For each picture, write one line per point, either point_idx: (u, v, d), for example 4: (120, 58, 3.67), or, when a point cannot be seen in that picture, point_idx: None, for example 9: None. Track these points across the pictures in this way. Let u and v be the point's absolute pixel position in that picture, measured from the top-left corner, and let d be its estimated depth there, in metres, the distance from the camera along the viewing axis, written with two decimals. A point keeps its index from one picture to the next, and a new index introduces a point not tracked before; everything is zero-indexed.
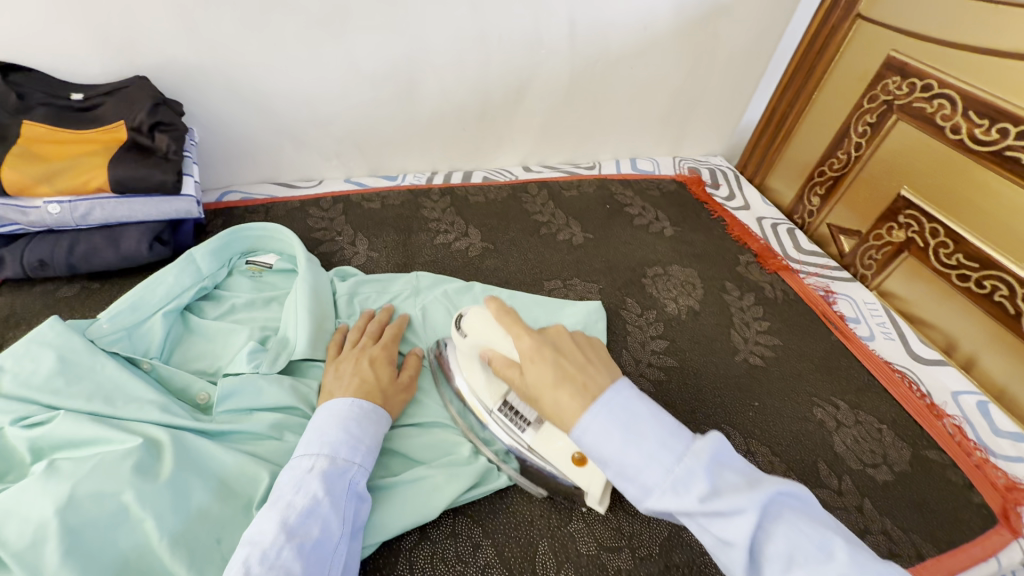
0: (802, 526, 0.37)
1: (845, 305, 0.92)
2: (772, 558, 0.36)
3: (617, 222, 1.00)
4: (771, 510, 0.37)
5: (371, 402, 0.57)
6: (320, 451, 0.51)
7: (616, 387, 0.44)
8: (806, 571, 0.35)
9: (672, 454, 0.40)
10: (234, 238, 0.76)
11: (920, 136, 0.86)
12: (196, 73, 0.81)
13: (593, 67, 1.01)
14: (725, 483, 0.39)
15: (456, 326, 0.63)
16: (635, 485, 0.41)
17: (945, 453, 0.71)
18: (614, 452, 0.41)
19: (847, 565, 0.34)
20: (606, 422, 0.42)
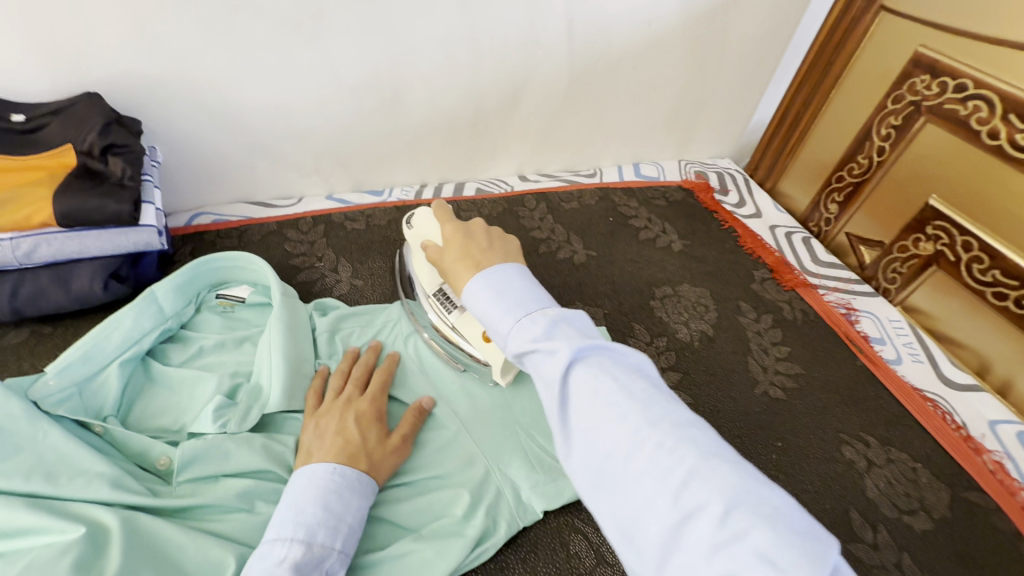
0: (613, 374, 0.41)
1: (869, 324, 0.85)
2: (581, 397, 0.41)
3: (621, 236, 0.93)
4: (588, 357, 0.43)
5: (355, 468, 0.51)
6: (294, 535, 0.45)
7: (504, 265, 0.51)
8: (604, 402, 0.40)
9: (524, 310, 0.46)
10: (201, 271, 0.69)
11: (951, 140, 0.79)
12: (155, 86, 0.73)
13: (593, 68, 0.93)
14: (561, 336, 0.44)
15: (407, 223, 0.72)
16: (496, 335, 0.48)
17: (988, 495, 0.65)
18: (482, 309, 0.49)
19: (640, 402, 0.40)
20: (485, 286, 0.50)
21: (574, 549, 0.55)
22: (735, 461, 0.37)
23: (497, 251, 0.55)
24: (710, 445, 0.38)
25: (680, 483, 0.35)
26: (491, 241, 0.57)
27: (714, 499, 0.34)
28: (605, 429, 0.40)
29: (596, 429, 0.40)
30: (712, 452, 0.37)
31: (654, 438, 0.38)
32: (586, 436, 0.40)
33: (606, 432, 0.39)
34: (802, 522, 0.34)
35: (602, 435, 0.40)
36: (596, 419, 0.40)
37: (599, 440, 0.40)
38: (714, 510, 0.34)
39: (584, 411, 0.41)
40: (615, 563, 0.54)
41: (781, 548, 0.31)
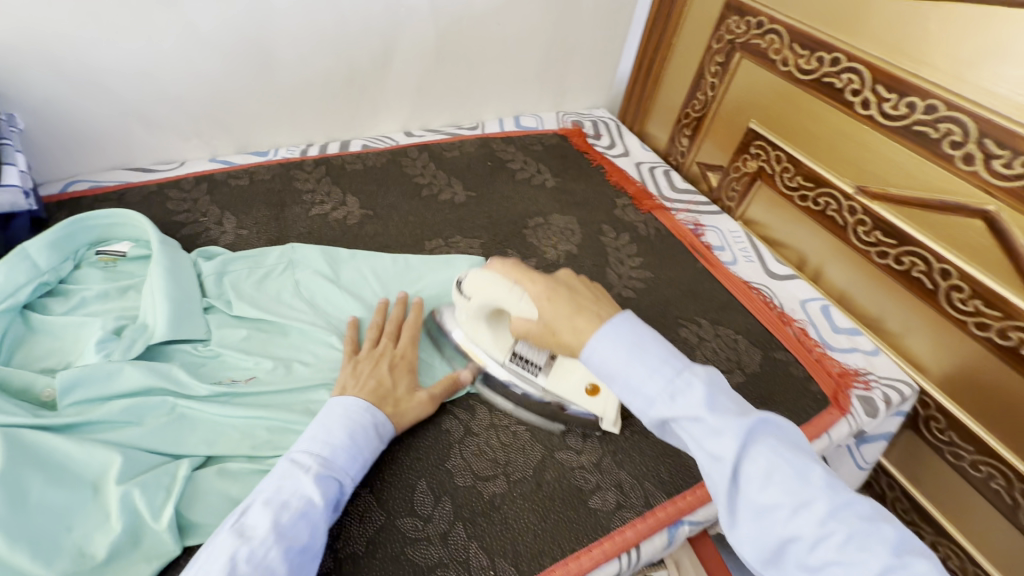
0: (782, 453, 0.41)
1: (712, 236, 1.00)
2: (750, 477, 0.42)
3: (499, 178, 1.02)
4: (754, 434, 0.43)
5: (383, 413, 0.58)
6: (320, 451, 0.52)
7: (620, 317, 0.50)
8: (781, 488, 0.40)
9: (671, 371, 0.46)
10: (76, 229, 0.71)
11: (759, 70, 0.93)
12: (5, 50, 0.73)
13: (458, 25, 1.01)
14: (721, 408, 0.44)
15: (457, 290, 0.65)
16: (636, 397, 0.47)
17: (790, 352, 0.80)
18: (620, 367, 0.48)
19: (823, 490, 0.40)
20: (614, 345, 0.48)
21: (444, 426, 0.63)
22: (919, 553, 0.37)
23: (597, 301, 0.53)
24: (896, 539, 0.38)
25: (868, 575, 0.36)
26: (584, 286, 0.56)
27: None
28: (781, 514, 0.40)
29: (769, 512, 0.41)
30: (903, 549, 0.37)
31: (843, 529, 0.38)
32: (759, 514, 0.41)
33: (789, 517, 0.40)
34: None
35: (782, 521, 0.40)
36: (769, 501, 0.40)
37: (774, 526, 0.40)
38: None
39: (759, 500, 0.41)
40: (479, 432, 0.63)
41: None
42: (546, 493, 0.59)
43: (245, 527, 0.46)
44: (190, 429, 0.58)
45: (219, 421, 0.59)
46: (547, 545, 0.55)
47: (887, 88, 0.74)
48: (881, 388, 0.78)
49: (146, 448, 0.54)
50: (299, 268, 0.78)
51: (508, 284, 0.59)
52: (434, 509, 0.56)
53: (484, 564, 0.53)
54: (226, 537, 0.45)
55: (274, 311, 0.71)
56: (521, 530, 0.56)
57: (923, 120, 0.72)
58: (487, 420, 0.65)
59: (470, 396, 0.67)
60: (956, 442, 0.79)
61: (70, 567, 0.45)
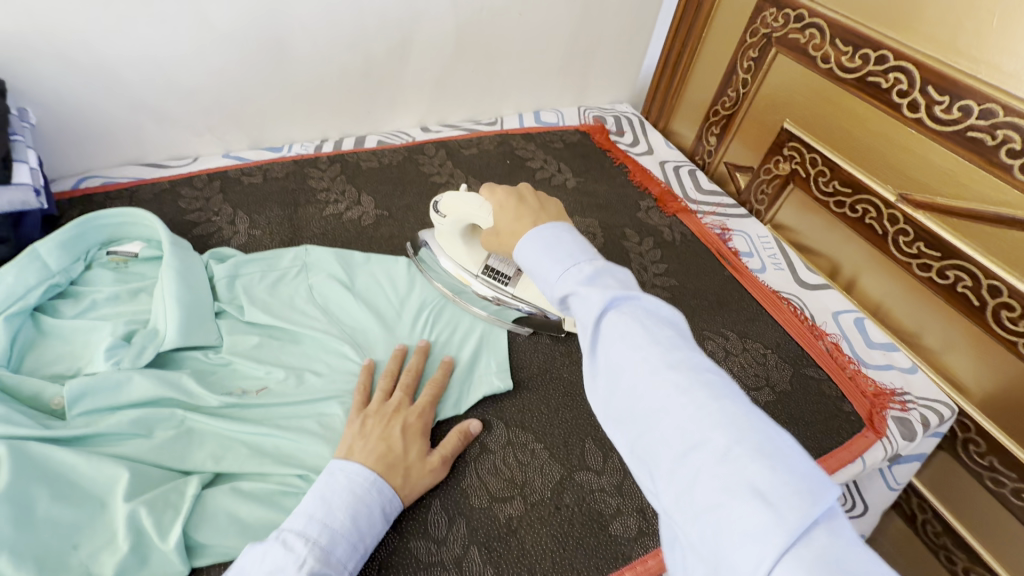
0: (643, 322, 0.41)
1: (740, 241, 0.95)
2: (609, 336, 0.42)
3: (518, 177, 0.98)
4: (623, 305, 0.43)
5: (391, 487, 0.52)
6: (316, 537, 0.46)
7: (556, 222, 0.51)
8: (628, 345, 0.40)
9: (574, 259, 0.47)
10: (87, 228, 0.69)
11: (796, 66, 0.88)
12: (15, 44, 0.71)
13: (478, 17, 0.97)
14: (604, 284, 0.45)
15: (434, 210, 0.71)
16: (543, 280, 0.48)
17: (822, 368, 0.76)
18: (533, 258, 0.49)
19: (664, 347, 0.39)
20: (536, 241, 0.50)
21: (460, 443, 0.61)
22: (744, 403, 0.37)
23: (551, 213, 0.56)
24: (725, 391, 0.37)
25: (690, 421, 0.36)
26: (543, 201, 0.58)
27: (720, 436, 0.35)
28: (626, 369, 0.40)
29: (619, 371, 0.41)
30: (726, 398, 0.37)
31: (679, 382, 0.38)
32: (612, 372, 0.42)
33: (631, 371, 0.40)
34: (804, 465, 0.34)
35: (625, 378, 0.40)
36: (619, 359, 0.41)
37: (622, 380, 0.40)
38: (718, 447, 0.34)
39: (612, 358, 0.41)
40: (496, 450, 0.61)
41: (780, 488, 0.32)
42: (564, 518, 0.57)
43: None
44: (199, 441, 0.56)
45: (229, 434, 0.57)
46: (566, 574, 0.53)
47: (940, 90, 0.69)
48: (918, 409, 0.73)
49: (154, 462, 0.53)
50: (312, 271, 0.75)
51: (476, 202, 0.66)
52: (449, 532, 0.54)
53: None
54: None
55: (286, 318, 0.69)
56: (539, 556, 0.53)
57: (977, 126, 0.66)
58: (504, 436, 0.62)
59: (487, 411, 0.65)
60: (996, 468, 0.75)
61: None
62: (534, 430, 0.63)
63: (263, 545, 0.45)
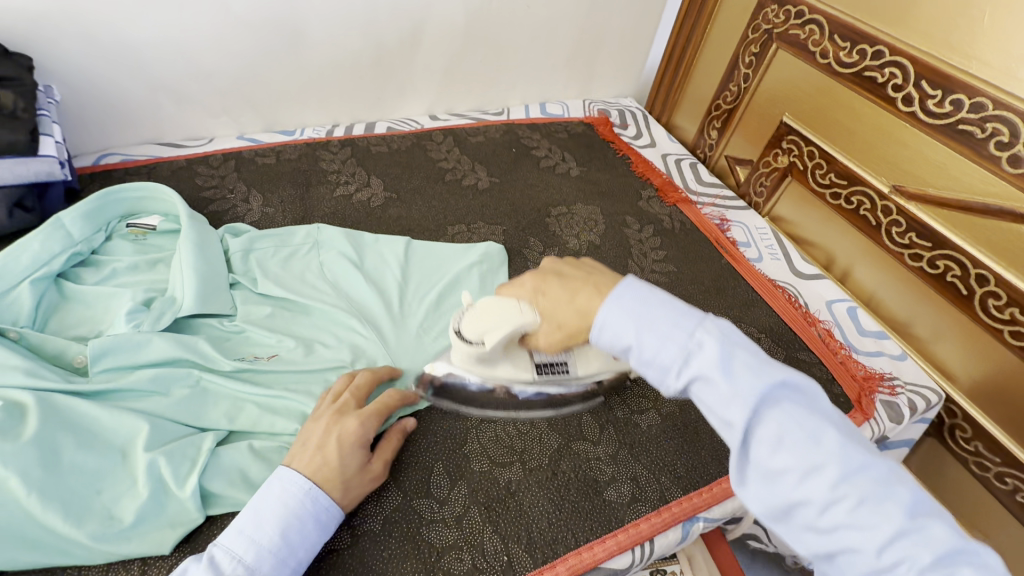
0: (800, 419, 0.38)
1: (738, 231, 0.98)
2: (762, 440, 0.39)
3: (524, 165, 1.01)
4: (770, 398, 0.40)
5: (328, 497, 0.49)
6: (242, 556, 0.45)
7: (627, 282, 0.48)
8: (793, 452, 0.38)
9: (684, 332, 0.43)
10: (108, 201, 0.72)
11: (796, 61, 0.90)
12: (43, 23, 0.74)
13: (488, 9, 0.99)
14: (735, 367, 0.41)
15: (459, 337, 0.59)
16: (646, 367, 0.45)
17: (814, 353, 0.78)
18: (631, 337, 0.45)
19: (837, 454, 0.37)
20: (624, 311, 0.46)
21: (462, 412, 0.64)
22: (930, 513, 0.36)
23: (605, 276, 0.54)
24: (910, 501, 0.36)
25: (886, 541, 0.35)
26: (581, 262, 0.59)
27: (923, 552, 0.34)
28: (791, 476, 0.38)
29: (780, 476, 0.38)
30: (918, 511, 0.36)
31: (856, 492, 0.36)
32: (772, 477, 0.38)
33: (803, 482, 0.37)
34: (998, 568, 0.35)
35: (792, 485, 0.38)
36: (782, 466, 0.38)
37: (785, 489, 0.38)
38: (923, 563, 0.34)
39: (770, 463, 0.38)
40: (496, 419, 0.64)
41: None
42: (561, 483, 0.59)
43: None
44: (213, 402, 0.59)
45: (242, 396, 0.60)
46: (562, 534, 0.55)
47: (932, 85, 0.71)
48: (905, 394, 0.76)
49: (172, 418, 0.56)
50: (323, 248, 0.78)
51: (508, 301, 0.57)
52: (451, 492, 0.57)
53: (498, 549, 0.53)
54: None
55: (297, 290, 0.71)
56: (536, 518, 0.56)
57: (968, 119, 0.69)
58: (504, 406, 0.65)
59: None
60: (981, 453, 0.77)
61: (99, 529, 0.47)
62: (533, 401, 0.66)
63: (191, 562, 0.45)
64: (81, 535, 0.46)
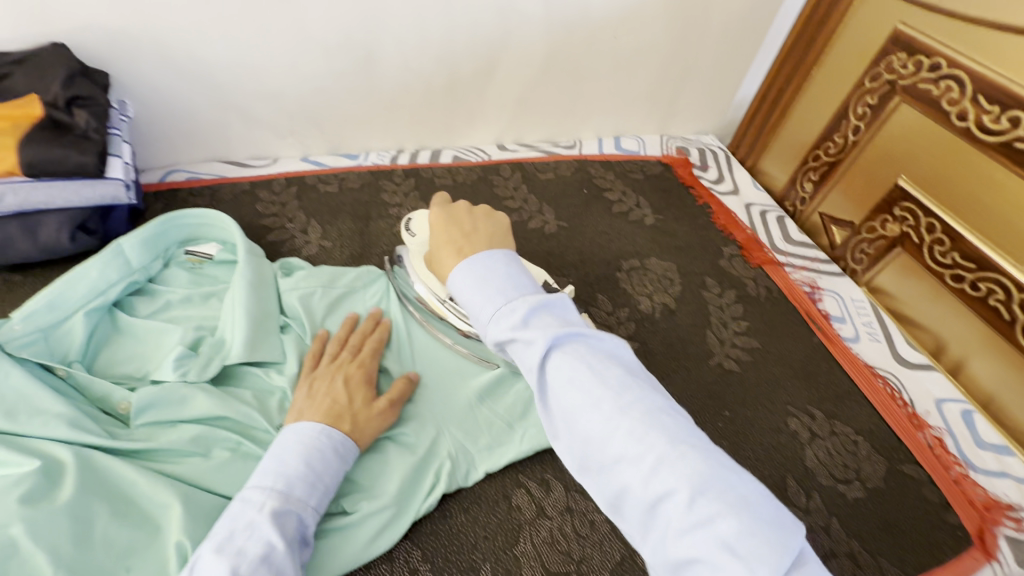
0: (588, 361, 0.41)
1: (832, 304, 0.87)
2: (558, 383, 0.42)
3: (594, 208, 0.93)
4: (565, 343, 0.42)
5: (341, 431, 0.53)
6: (274, 485, 0.47)
7: (490, 252, 0.50)
8: (579, 391, 0.40)
9: (505, 297, 0.46)
10: (169, 227, 0.70)
11: (924, 120, 0.78)
12: (122, 39, 0.73)
13: (571, 38, 0.93)
14: (541, 322, 0.44)
15: (406, 230, 0.71)
16: (476, 321, 0.47)
17: (923, 468, 0.67)
18: (465, 295, 0.48)
19: (615, 391, 0.40)
20: (468, 274, 0.48)
21: (516, 502, 0.57)
22: (701, 446, 0.38)
23: (487, 234, 0.53)
24: (680, 433, 0.38)
25: (651, 471, 0.37)
26: (491, 216, 0.56)
27: (681, 485, 0.35)
28: (581, 415, 0.40)
29: (574, 415, 0.41)
30: (682, 441, 0.37)
31: (628, 425, 0.38)
32: (568, 421, 0.41)
33: (586, 419, 0.40)
34: (770, 510, 0.35)
35: (581, 422, 0.40)
36: (574, 403, 0.41)
37: (579, 428, 0.40)
38: (682, 496, 0.35)
39: (565, 406, 0.41)
40: (553, 516, 0.57)
41: (744, 538, 0.33)
42: None
43: None
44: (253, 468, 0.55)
45: None
46: None
47: None
48: None
49: (207, 486, 0.52)
50: (377, 289, 0.73)
51: None
52: None
53: None
54: None
55: None
56: None
57: None
58: (562, 501, 0.58)
59: (545, 469, 0.60)
60: None
61: None
62: (595, 498, 0.58)
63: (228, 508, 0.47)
64: None
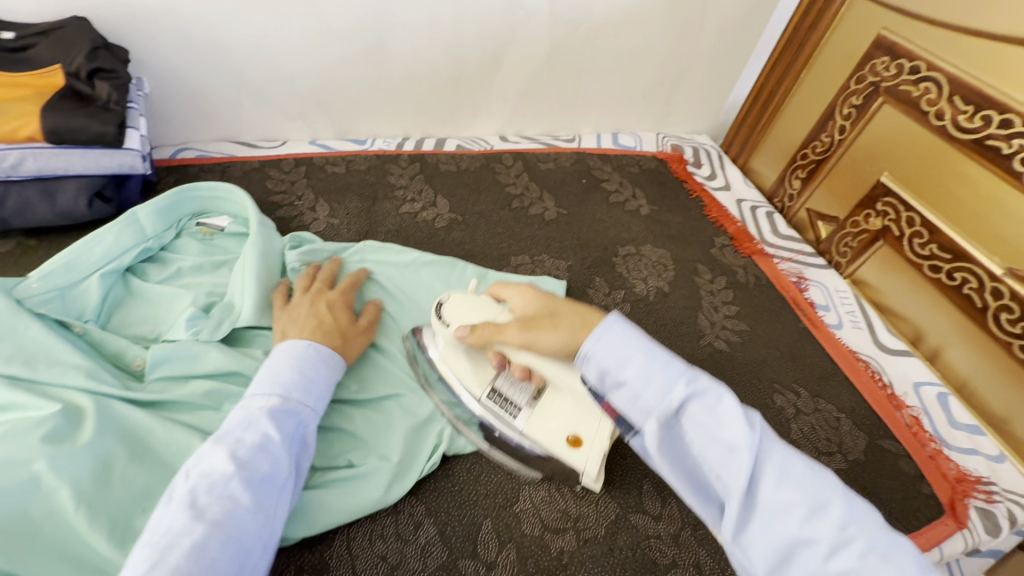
0: (795, 458, 0.40)
1: (817, 293, 0.91)
2: (768, 479, 0.39)
3: (593, 198, 0.97)
4: (766, 443, 0.41)
5: (328, 347, 0.57)
6: (271, 390, 0.50)
7: (608, 317, 0.47)
8: (796, 487, 0.39)
9: (682, 377, 0.43)
10: (182, 198, 0.72)
11: (905, 120, 0.83)
12: (143, 17, 0.75)
13: (575, 35, 0.96)
14: (745, 416, 0.42)
15: (435, 313, 0.62)
16: (643, 403, 0.43)
17: (901, 444, 0.71)
18: (633, 374, 0.44)
19: (833, 491, 0.39)
20: (622, 346, 0.46)
21: (516, 464, 0.60)
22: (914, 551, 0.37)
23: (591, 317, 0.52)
24: (894, 539, 0.38)
25: None
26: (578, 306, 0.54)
27: None
28: (791, 514, 0.38)
29: (782, 513, 0.38)
30: (901, 549, 0.37)
31: (857, 532, 0.37)
32: (775, 524, 0.38)
33: (806, 522, 0.38)
34: None
35: (795, 523, 0.38)
36: (787, 502, 0.38)
37: (787, 526, 0.38)
38: None
39: (770, 500, 0.39)
40: (552, 478, 0.59)
41: None
42: (617, 561, 0.54)
43: (203, 470, 0.44)
44: None
45: None
46: None
47: None
48: (1005, 503, 0.66)
49: None
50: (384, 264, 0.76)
51: (488, 313, 0.59)
52: (499, 556, 0.52)
53: None
54: (186, 483, 0.43)
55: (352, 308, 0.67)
56: None
57: None
58: None
59: None
60: None
61: None
62: None
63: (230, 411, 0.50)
64: (122, 558, 0.42)
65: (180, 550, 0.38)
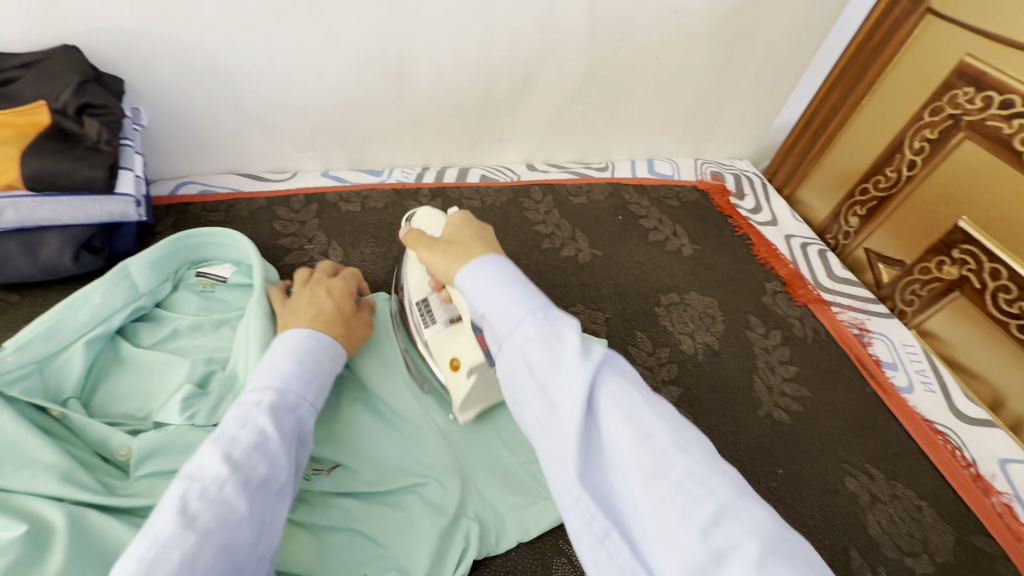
0: (637, 390, 0.37)
1: (882, 347, 0.82)
2: (604, 408, 0.35)
3: (630, 237, 0.88)
4: (612, 373, 0.37)
5: (330, 337, 0.54)
6: (269, 384, 0.46)
7: (495, 258, 0.45)
8: (626, 416, 0.35)
9: (532, 306, 0.41)
10: (180, 247, 0.65)
11: (992, 160, 0.73)
12: (141, 45, 0.68)
13: (613, 58, 0.88)
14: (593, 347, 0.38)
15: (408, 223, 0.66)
16: (494, 325, 0.41)
17: (993, 540, 0.62)
18: (487, 301, 0.42)
19: (668, 424, 0.35)
20: (481, 278, 0.43)
21: (556, 574, 0.52)
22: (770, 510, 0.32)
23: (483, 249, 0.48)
24: (733, 486, 0.33)
25: (711, 521, 0.31)
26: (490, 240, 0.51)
27: (749, 539, 0.30)
28: (624, 446, 0.34)
29: (615, 444, 0.34)
30: (747, 496, 0.32)
31: (683, 463, 0.33)
32: (613, 462, 0.34)
33: (631, 451, 0.34)
34: None
35: (623, 452, 0.34)
36: (618, 433, 0.34)
37: (618, 458, 0.34)
38: (752, 554, 0.29)
39: (607, 431, 0.35)
40: None
41: None
42: None
43: (192, 471, 0.39)
44: None
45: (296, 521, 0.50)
46: None
47: None
48: None
49: None
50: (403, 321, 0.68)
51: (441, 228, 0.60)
52: None
53: None
54: (174, 485, 0.38)
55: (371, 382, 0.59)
56: None
57: None
58: None
59: None
60: None
61: None
62: None
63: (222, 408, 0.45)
64: None
65: (171, 562, 0.33)
